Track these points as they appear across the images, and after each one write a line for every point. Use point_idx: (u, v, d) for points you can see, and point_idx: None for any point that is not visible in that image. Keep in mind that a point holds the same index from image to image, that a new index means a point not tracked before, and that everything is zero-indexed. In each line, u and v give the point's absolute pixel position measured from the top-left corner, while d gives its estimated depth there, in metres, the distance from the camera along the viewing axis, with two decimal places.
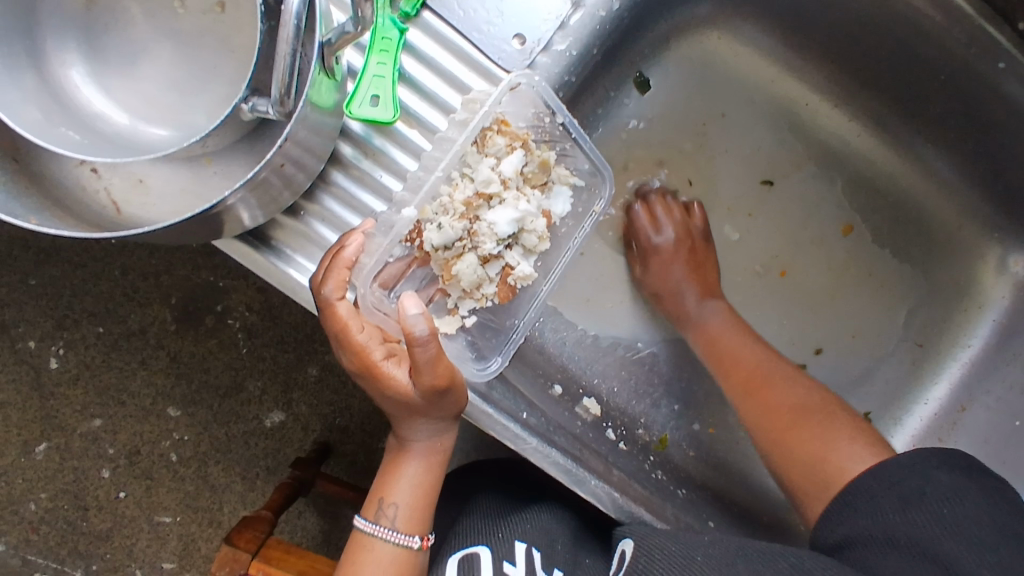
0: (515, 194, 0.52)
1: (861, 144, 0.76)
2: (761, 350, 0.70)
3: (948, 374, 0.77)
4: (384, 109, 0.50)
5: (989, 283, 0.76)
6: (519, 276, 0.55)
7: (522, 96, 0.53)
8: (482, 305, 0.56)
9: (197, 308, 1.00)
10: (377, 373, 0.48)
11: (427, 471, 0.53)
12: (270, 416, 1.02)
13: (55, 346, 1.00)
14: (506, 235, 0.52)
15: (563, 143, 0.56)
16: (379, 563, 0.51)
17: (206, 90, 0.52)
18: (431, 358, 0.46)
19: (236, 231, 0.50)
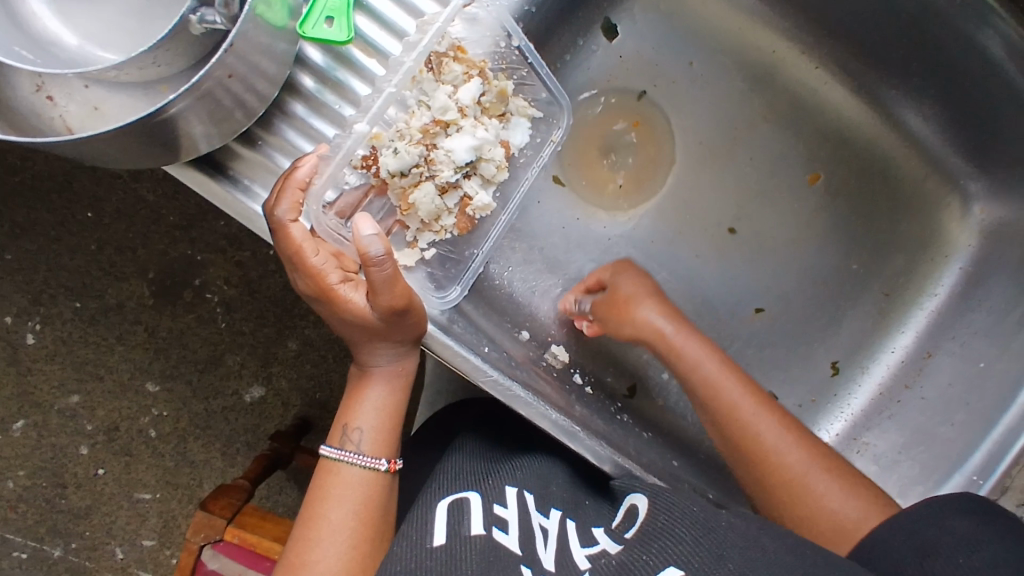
0: (472, 122, 0.54)
1: (828, 93, 0.77)
2: (751, 398, 0.61)
3: (913, 322, 0.78)
4: (338, 30, 0.49)
5: (954, 232, 0.77)
6: (478, 206, 0.58)
7: (479, 24, 0.53)
8: (442, 237, 0.58)
9: (174, 282, 1.00)
10: (333, 296, 0.48)
11: (391, 394, 0.53)
12: (250, 391, 1.01)
13: (31, 322, 0.99)
14: (463, 162, 0.54)
15: (520, 70, 0.57)
16: (347, 486, 0.51)
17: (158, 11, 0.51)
18: (388, 277, 0.46)
19: (192, 151, 0.50)
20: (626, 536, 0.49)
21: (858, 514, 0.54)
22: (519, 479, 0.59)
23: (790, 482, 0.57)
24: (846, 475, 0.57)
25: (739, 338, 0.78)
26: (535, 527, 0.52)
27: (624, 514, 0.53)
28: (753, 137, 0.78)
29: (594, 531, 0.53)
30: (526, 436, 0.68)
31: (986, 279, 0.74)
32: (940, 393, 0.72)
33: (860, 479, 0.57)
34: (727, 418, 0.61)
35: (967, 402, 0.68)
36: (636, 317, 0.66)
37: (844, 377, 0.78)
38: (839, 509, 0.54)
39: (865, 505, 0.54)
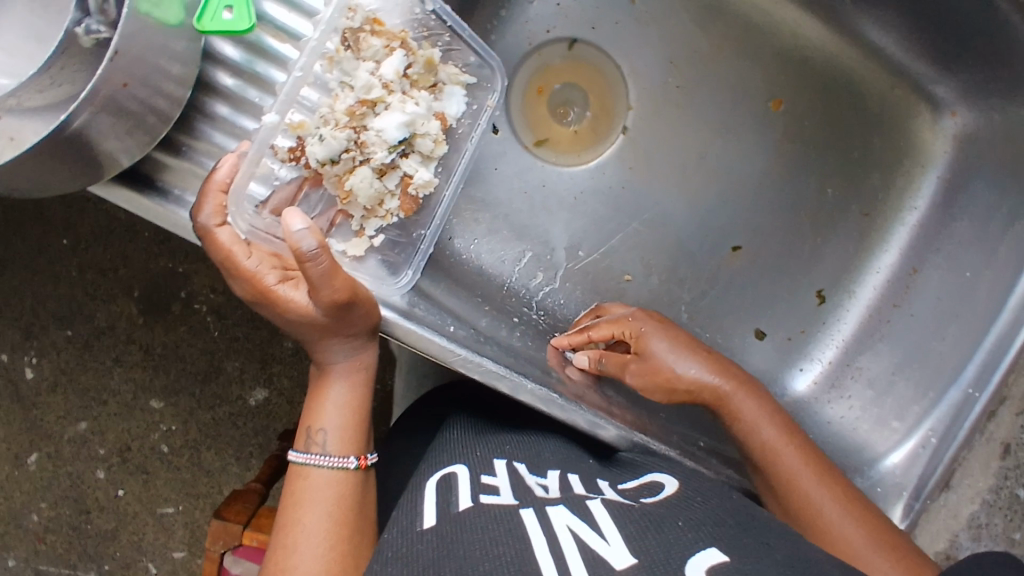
0: (400, 98, 0.52)
1: (780, 13, 0.73)
2: (800, 453, 0.57)
3: (896, 239, 0.75)
4: (239, 18, 0.46)
5: (928, 139, 0.74)
6: (421, 186, 0.56)
7: None
8: (388, 222, 0.57)
9: (161, 296, 0.98)
10: (273, 297, 0.47)
11: (353, 389, 0.53)
12: (254, 394, 1.00)
13: (27, 356, 0.99)
14: (396, 141, 0.52)
15: (442, 36, 0.55)
16: (320, 489, 0.50)
17: (47, 17, 0.48)
18: (325, 271, 0.44)
19: (114, 166, 0.48)
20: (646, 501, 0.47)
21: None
22: (508, 450, 0.57)
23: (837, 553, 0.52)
24: (886, 535, 0.52)
25: (718, 281, 0.77)
26: (530, 485, 0.50)
27: (636, 484, 0.51)
28: (707, 72, 0.74)
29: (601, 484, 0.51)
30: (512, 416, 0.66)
31: (966, 184, 0.71)
32: (930, 308, 0.70)
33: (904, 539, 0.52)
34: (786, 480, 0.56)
35: (959, 318, 0.66)
36: (673, 381, 0.60)
37: (832, 305, 0.76)
38: None
39: None
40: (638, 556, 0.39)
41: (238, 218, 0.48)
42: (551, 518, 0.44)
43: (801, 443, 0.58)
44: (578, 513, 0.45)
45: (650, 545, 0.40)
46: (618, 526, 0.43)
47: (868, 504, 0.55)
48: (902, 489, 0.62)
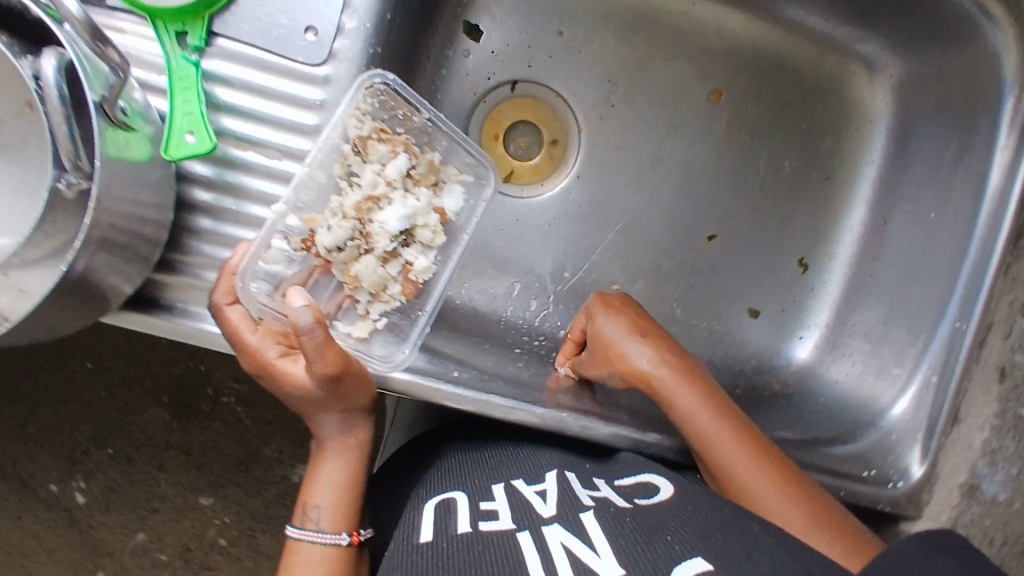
0: (401, 194, 0.62)
1: (701, 11, 0.77)
2: (740, 439, 0.58)
3: (861, 195, 0.78)
4: (201, 140, 0.52)
5: (868, 95, 0.77)
6: (421, 272, 0.63)
7: (395, 105, 0.61)
8: (392, 307, 0.63)
9: (189, 397, 1.03)
10: (273, 369, 0.54)
11: (348, 467, 0.58)
12: (296, 471, 1.04)
13: (75, 482, 1.03)
14: (397, 232, 0.61)
15: (444, 143, 0.65)
16: (312, 564, 0.55)
17: (27, 181, 0.54)
18: (319, 343, 0.50)
19: (119, 295, 0.53)
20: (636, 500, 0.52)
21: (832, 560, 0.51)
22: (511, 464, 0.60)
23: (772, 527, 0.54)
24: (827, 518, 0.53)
25: (702, 273, 0.80)
26: (530, 495, 0.54)
27: (632, 484, 0.56)
28: (645, 80, 0.78)
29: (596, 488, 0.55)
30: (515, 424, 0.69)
31: (913, 130, 0.74)
32: (905, 254, 0.72)
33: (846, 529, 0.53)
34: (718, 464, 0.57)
35: (932, 259, 0.69)
36: (613, 368, 0.64)
37: (815, 270, 0.79)
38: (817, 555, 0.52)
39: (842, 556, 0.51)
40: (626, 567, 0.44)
41: (248, 300, 0.55)
42: (546, 535, 0.48)
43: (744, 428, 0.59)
44: (571, 526, 0.49)
45: (636, 553, 0.45)
46: (605, 534, 0.47)
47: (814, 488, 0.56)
48: (915, 433, 0.65)
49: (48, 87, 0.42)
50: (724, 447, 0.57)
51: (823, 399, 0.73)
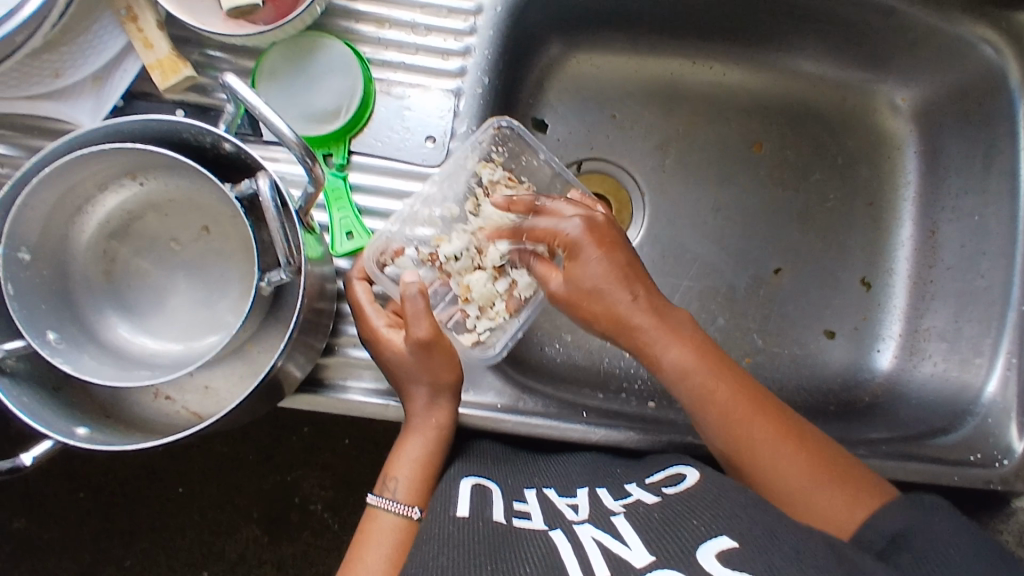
0: (514, 224, 0.70)
1: (731, 79, 0.89)
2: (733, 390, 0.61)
3: (906, 212, 0.86)
4: (360, 238, 0.64)
5: (893, 125, 0.87)
6: (525, 290, 0.69)
7: (516, 152, 0.72)
8: (497, 323, 0.69)
9: (278, 510, 1.09)
10: (377, 335, 0.60)
11: (426, 446, 0.61)
12: None
13: None
14: (506, 251, 0.69)
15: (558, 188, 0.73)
16: (382, 529, 0.58)
17: (208, 291, 0.63)
18: (420, 308, 0.60)
19: (295, 380, 0.61)
20: (667, 492, 0.55)
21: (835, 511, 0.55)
22: (544, 470, 0.62)
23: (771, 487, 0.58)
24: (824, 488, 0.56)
25: (774, 302, 0.86)
26: (563, 506, 0.55)
27: (664, 476, 0.59)
28: (691, 143, 0.88)
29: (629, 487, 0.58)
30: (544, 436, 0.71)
31: (940, 149, 0.83)
32: (960, 256, 0.80)
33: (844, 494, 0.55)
34: (717, 417, 0.60)
35: (988, 255, 0.76)
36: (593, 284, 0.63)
37: (878, 285, 0.86)
38: (821, 510, 0.55)
39: (849, 504, 0.55)
40: (655, 553, 0.46)
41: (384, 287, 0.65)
42: (578, 533, 0.50)
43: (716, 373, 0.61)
44: (604, 527, 0.51)
45: (666, 543, 0.47)
46: (637, 530, 0.49)
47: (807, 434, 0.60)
48: (1009, 411, 0.71)
49: (265, 200, 0.50)
50: (719, 400, 0.60)
51: (914, 400, 0.78)
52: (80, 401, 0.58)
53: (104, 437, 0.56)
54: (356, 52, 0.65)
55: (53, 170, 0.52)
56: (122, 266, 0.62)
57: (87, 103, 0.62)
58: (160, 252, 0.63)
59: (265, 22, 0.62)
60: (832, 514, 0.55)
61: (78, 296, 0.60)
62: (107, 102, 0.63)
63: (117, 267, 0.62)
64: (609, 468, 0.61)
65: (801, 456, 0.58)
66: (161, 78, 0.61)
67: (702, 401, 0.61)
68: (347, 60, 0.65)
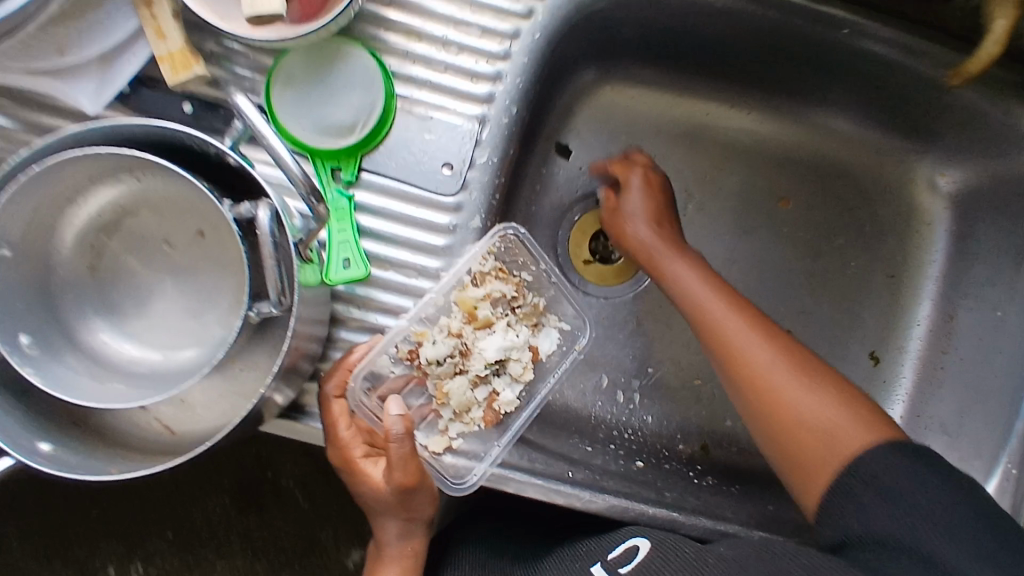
0: (503, 327, 0.67)
1: (767, 130, 0.85)
2: (752, 334, 0.65)
3: (926, 291, 0.83)
4: (357, 267, 0.59)
5: (926, 202, 0.83)
6: (505, 403, 0.66)
7: (511, 245, 0.68)
8: (470, 428, 0.66)
9: (251, 482, 1.07)
10: (356, 467, 0.60)
11: (402, 575, 0.64)
12: (351, 556, 1.07)
13: (134, 564, 1.06)
14: (493, 358, 0.66)
15: (550, 290, 0.71)
16: None
17: (195, 300, 0.59)
18: (405, 453, 0.55)
19: (274, 409, 0.58)
20: (624, 570, 0.59)
21: (844, 427, 0.58)
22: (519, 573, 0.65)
23: (772, 419, 0.61)
24: (826, 436, 0.58)
25: None
26: None
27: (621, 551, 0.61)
28: (716, 190, 0.85)
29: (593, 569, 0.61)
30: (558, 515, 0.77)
31: (972, 234, 0.80)
32: (975, 349, 0.77)
33: (846, 442, 0.57)
34: (720, 342, 0.66)
35: (1005, 357, 0.73)
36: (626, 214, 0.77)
37: (886, 362, 0.84)
38: (829, 429, 0.58)
39: (859, 425, 0.58)
40: None
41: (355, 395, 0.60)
42: None
43: (727, 292, 0.70)
44: None
45: None
46: None
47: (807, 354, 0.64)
48: None
49: (262, 232, 0.47)
50: (736, 337, 0.65)
51: None
52: (49, 403, 0.56)
53: (67, 461, 0.54)
54: (381, 64, 0.61)
55: (45, 168, 0.50)
56: (109, 264, 0.59)
57: (91, 84, 0.58)
58: (150, 253, 0.60)
59: (291, 22, 0.58)
60: (828, 458, 0.57)
61: (61, 294, 0.57)
62: (113, 87, 0.59)
63: (104, 264, 0.59)
64: (584, 549, 0.64)
65: (813, 387, 0.61)
66: (171, 73, 0.57)
67: (716, 353, 0.67)
68: (370, 72, 0.61)
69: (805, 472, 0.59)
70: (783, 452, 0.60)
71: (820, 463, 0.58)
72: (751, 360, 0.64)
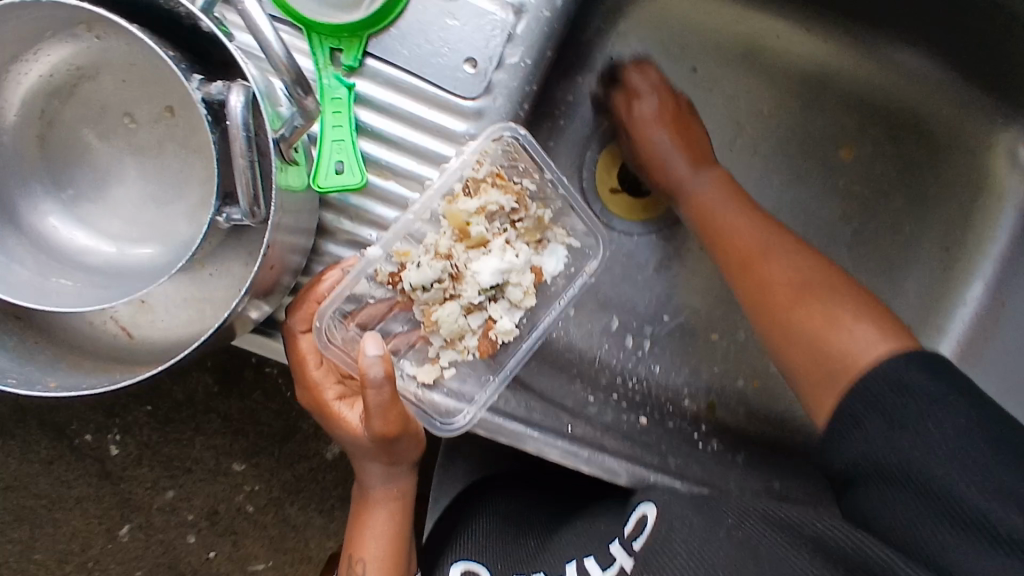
0: (501, 247, 0.55)
1: (841, 64, 0.74)
2: (753, 216, 0.64)
3: (982, 271, 0.74)
4: (351, 175, 0.50)
5: (1004, 175, 0.73)
6: (503, 332, 0.56)
7: (509, 147, 0.54)
8: (464, 357, 0.56)
9: (233, 364, 0.99)
10: (329, 410, 0.54)
11: (392, 518, 0.59)
12: (330, 448, 1.01)
13: (112, 434, 0.99)
14: (488, 285, 0.54)
15: (559, 202, 0.58)
16: None
17: (161, 189, 0.51)
18: (382, 401, 0.48)
19: (247, 326, 0.51)
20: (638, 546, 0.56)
21: (860, 336, 0.53)
22: (530, 554, 0.64)
23: (779, 320, 0.58)
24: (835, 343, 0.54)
25: None
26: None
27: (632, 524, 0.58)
28: (771, 126, 0.75)
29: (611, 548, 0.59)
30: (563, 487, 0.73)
31: None
32: None
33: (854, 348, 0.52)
34: (720, 236, 0.64)
35: None
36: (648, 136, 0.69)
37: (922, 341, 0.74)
38: (850, 348, 0.53)
39: (882, 338, 0.52)
40: None
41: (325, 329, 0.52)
42: None
43: (760, 214, 0.65)
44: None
45: None
46: None
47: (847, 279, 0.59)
48: None
49: (233, 125, 0.38)
50: (735, 225, 0.64)
51: None
52: None
53: None
54: None
55: None
56: (62, 134, 0.51)
57: None
58: (110, 126, 0.51)
59: None
60: (828, 366, 0.53)
61: (4, 170, 0.50)
62: None
63: (55, 135, 0.50)
64: (596, 528, 0.63)
65: (833, 295, 0.57)
66: None
67: (718, 243, 0.64)
68: None
69: (824, 391, 0.54)
70: (791, 360, 0.57)
71: (841, 377, 0.52)
72: (762, 254, 0.61)
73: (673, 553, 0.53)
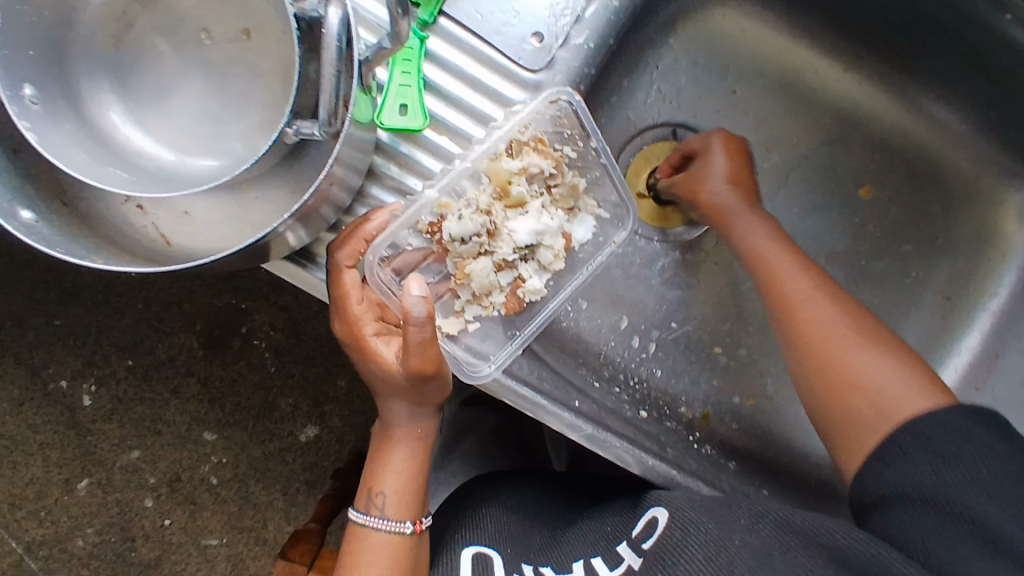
0: (538, 207, 0.56)
1: (871, 108, 0.77)
2: (804, 269, 0.64)
3: (979, 322, 0.77)
4: (412, 116, 0.52)
5: (1010, 231, 0.77)
6: (530, 292, 0.58)
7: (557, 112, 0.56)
8: (489, 312, 0.58)
9: (222, 331, 0.98)
10: (366, 345, 0.54)
11: (412, 457, 0.58)
12: (305, 431, 0.99)
13: (87, 384, 0.98)
14: (523, 244, 0.56)
15: (593, 170, 0.59)
16: (376, 550, 0.57)
17: (223, 106, 0.53)
18: (424, 339, 0.49)
19: (282, 252, 0.53)
20: (647, 547, 0.57)
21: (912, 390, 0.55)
22: (541, 543, 0.65)
23: (816, 361, 0.59)
24: (855, 388, 0.57)
25: None
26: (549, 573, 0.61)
27: (643, 527, 0.59)
28: (798, 157, 0.78)
29: (620, 550, 0.59)
30: (564, 482, 0.76)
31: None
32: (1014, 393, 0.71)
33: (889, 392, 0.55)
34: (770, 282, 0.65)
35: None
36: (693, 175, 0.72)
37: None
38: (885, 387, 0.56)
39: (917, 384, 0.55)
40: None
41: (371, 264, 0.53)
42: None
43: (810, 266, 0.65)
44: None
45: None
46: None
47: (875, 322, 0.61)
48: None
49: (327, 35, 0.40)
50: (793, 279, 0.63)
51: None
52: (39, 171, 0.50)
53: (44, 235, 0.48)
54: None
55: None
56: (137, 38, 0.52)
57: None
58: (184, 39, 0.52)
59: None
60: (877, 419, 0.55)
61: (77, 53, 0.51)
62: None
63: (131, 37, 0.52)
64: (603, 529, 0.63)
65: (877, 347, 0.58)
66: None
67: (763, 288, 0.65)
68: None
69: (855, 430, 0.56)
70: (829, 400, 0.58)
71: (884, 416, 0.55)
72: (804, 304, 0.62)
73: (689, 557, 0.53)
